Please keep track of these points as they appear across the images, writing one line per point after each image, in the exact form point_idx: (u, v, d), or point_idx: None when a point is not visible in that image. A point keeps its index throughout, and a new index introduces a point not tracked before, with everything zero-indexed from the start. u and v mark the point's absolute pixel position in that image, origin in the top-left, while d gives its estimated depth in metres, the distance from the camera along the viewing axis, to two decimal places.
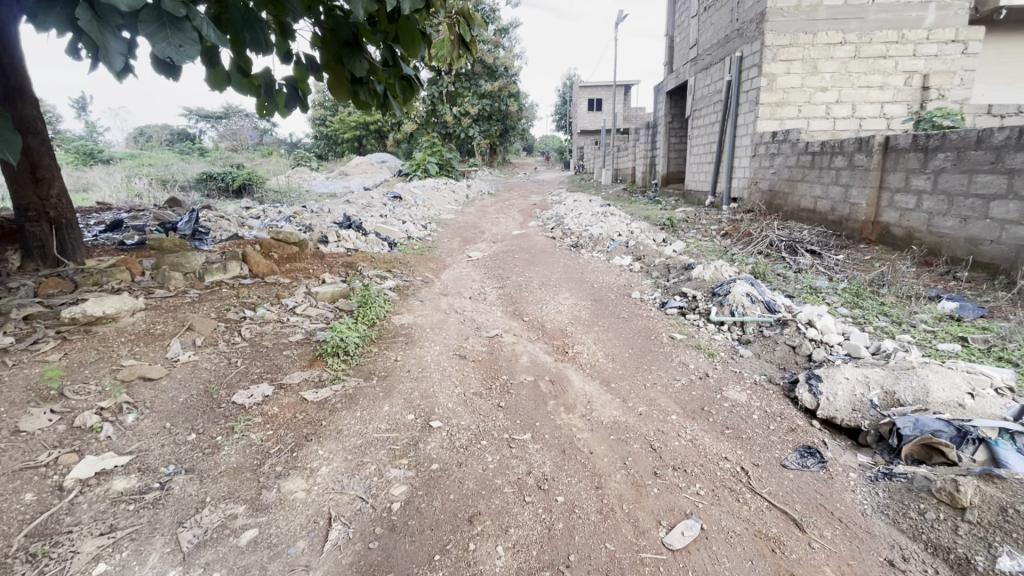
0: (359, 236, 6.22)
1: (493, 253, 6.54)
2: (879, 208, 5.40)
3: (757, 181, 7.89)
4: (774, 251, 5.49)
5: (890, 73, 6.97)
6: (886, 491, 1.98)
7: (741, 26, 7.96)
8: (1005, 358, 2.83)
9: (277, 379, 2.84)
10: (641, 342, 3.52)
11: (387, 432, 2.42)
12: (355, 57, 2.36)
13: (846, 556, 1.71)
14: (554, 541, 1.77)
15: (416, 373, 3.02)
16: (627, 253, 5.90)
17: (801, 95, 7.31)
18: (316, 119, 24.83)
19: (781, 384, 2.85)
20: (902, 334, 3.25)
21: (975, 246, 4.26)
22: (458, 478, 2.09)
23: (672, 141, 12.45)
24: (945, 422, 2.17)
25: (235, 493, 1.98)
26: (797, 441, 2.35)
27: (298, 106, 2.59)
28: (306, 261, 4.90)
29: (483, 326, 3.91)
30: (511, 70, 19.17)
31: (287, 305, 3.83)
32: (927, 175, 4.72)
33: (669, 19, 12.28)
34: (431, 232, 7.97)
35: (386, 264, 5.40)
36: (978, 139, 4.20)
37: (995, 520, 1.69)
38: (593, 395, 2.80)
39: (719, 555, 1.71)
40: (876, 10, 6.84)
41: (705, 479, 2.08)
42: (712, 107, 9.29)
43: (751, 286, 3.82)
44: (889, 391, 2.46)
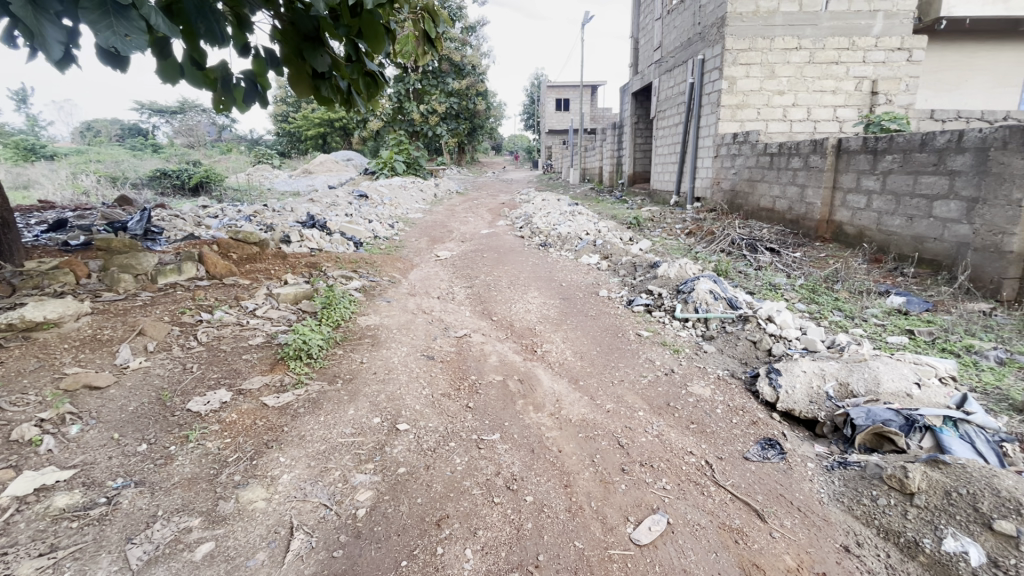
0: (323, 236, 6.07)
1: (461, 253, 6.47)
2: (832, 207, 5.64)
3: (719, 181, 8.11)
4: (735, 250, 5.65)
5: (842, 78, 7.28)
6: (841, 479, 2.06)
7: (703, 29, 8.14)
8: (948, 350, 3.00)
9: (236, 384, 2.73)
10: (609, 340, 3.56)
11: (352, 436, 2.37)
12: (316, 52, 2.29)
13: (804, 544, 1.77)
14: (523, 541, 1.76)
15: (382, 376, 2.96)
16: (595, 252, 5.96)
17: (760, 98, 7.56)
18: (279, 116, 24.12)
19: (742, 378, 2.93)
20: (854, 328, 3.40)
21: (920, 243, 4.49)
22: (426, 482, 2.06)
23: (638, 142, 12.67)
24: (895, 411, 2.27)
25: (190, 506, 1.89)
26: (758, 433, 2.42)
27: (257, 102, 2.45)
28: (267, 261, 4.74)
29: (451, 326, 3.87)
30: (478, 69, 19.07)
31: (247, 307, 3.69)
32: (877, 175, 4.96)
33: (634, 21, 12.45)
34: (399, 232, 7.86)
35: (352, 264, 5.28)
36: (922, 141, 4.41)
37: (940, 504, 1.77)
38: (561, 394, 2.81)
39: (684, 548, 1.74)
40: (829, 18, 7.13)
41: (671, 474, 2.12)
42: (676, 108, 9.50)
43: (713, 284, 3.92)
44: (844, 383, 2.55)
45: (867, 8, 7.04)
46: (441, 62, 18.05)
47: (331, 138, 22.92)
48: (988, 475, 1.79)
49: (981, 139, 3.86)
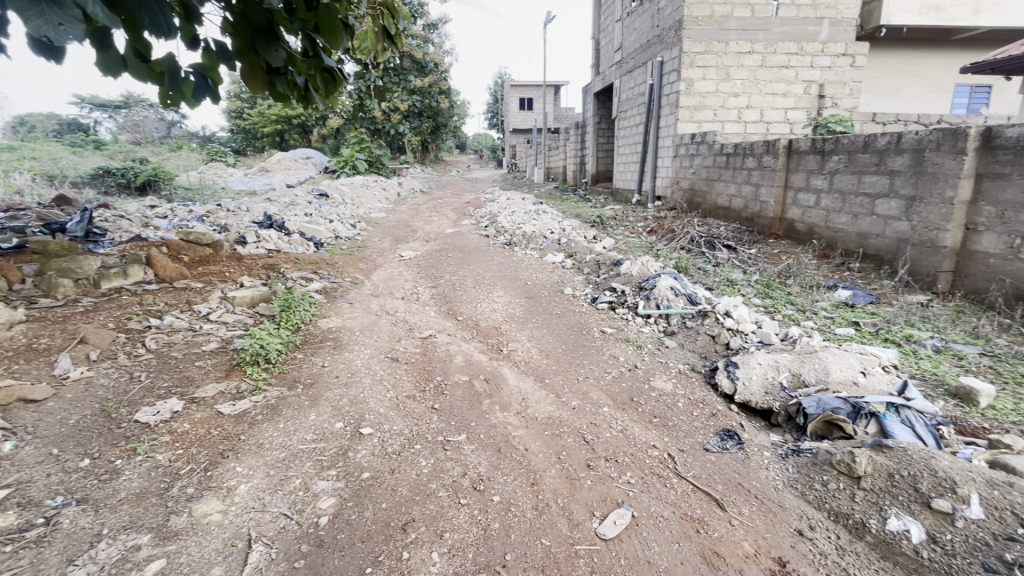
0: (282, 237, 5.88)
1: (425, 253, 6.39)
2: (784, 205, 5.89)
3: (678, 181, 8.32)
4: (695, 247, 5.82)
5: (791, 82, 7.61)
6: (795, 467, 2.14)
7: (661, 32, 8.34)
8: (891, 340, 3.17)
9: (188, 393, 2.61)
10: (574, 337, 3.60)
11: (314, 442, 2.30)
12: (270, 46, 2.18)
13: (761, 530, 1.83)
14: (489, 542, 1.75)
15: (345, 379, 2.89)
16: (559, 250, 6.01)
17: (716, 100, 7.80)
18: (233, 112, 23.21)
19: (702, 372, 3.02)
20: (806, 321, 3.55)
21: (865, 239, 4.73)
22: (391, 486, 2.02)
23: (601, 142, 12.86)
24: (843, 399, 2.38)
25: (139, 522, 1.79)
26: (717, 425, 2.49)
27: (208, 97, 2.26)
28: (221, 263, 4.56)
29: (416, 326, 3.83)
30: (440, 67, 18.90)
31: (200, 312, 3.53)
32: (825, 175, 5.21)
33: (595, 22, 12.62)
34: (361, 232, 7.69)
35: (312, 265, 5.14)
36: (865, 143, 4.65)
37: (885, 486, 1.87)
38: (527, 392, 2.82)
39: (649, 540, 1.77)
40: (779, 23, 7.44)
41: (635, 468, 2.16)
42: (637, 109, 9.69)
43: (674, 280, 4.02)
44: (796, 373, 2.66)
45: (813, 15, 7.38)
46: (403, 59, 17.78)
47: (289, 136, 22.25)
48: (926, 456, 1.90)
49: (918, 141, 4.10)
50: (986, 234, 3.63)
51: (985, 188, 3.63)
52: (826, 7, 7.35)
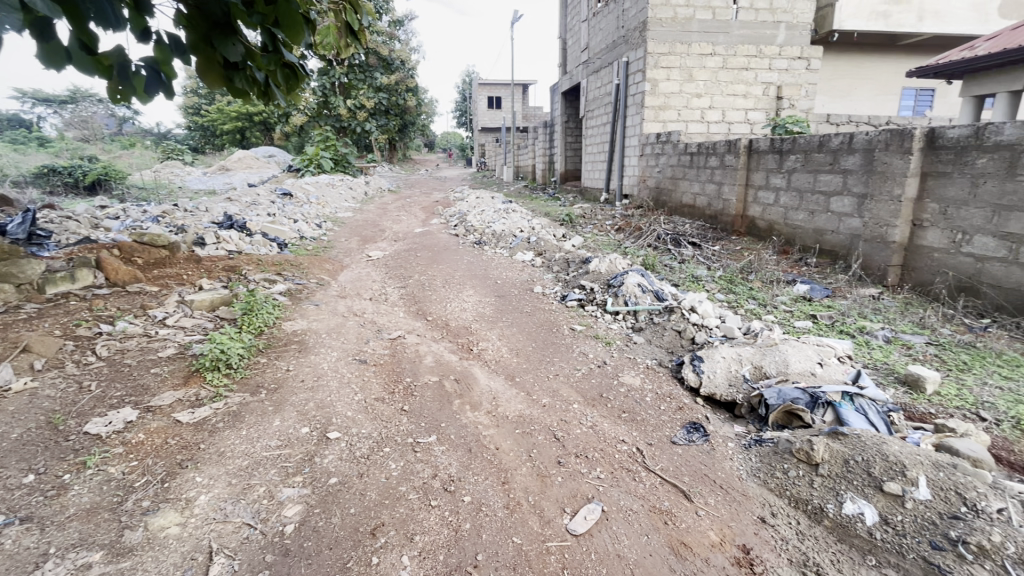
0: (243, 237, 5.69)
1: (394, 253, 6.30)
2: (746, 203, 6.07)
3: (645, 179, 8.47)
4: (661, 245, 5.93)
5: (751, 83, 7.85)
6: (758, 456, 2.21)
7: (626, 33, 8.45)
8: (845, 331, 3.32)
9: (143, 402, 2.49)
10: (544, 335, 3.61)
11: (278, 449, 2.24)
12: (226, 40, 2.08)
13: (726, 519, 1.88)
14: (460, 542, 1.74)
15: (311, 383, 2.82)
16: (529, 249, 6.03)
17: (680, 100, 7.98)
18: (190, 108, 22.34)
19: (669, 366, 3.08)
20: (766, 314, 3.68)
21: (821, 235, 4.92)
22: (359, 490, 1.98)
23: (569, 141, 12.97)
24: (801, 390, 2.47)
25: (90, 539, 1.70)
26: (684, 418, 2.55)
27: (162, 92, 2.10)
28: (178, 266, 4.37)
29: (384, 327, 3.77)
30: (407, 64, 18.66)
31: (155, 317, 3.38)
32: (783, 173, 5.40)
33: (561, 22, 12.71)
34: (327, 232, 7.53)
35: (276, 266, 5.00)
36: (820, 143, 4.84)
37: (841, 471, 1.95)
38: (498, 391, 2.82)
39: (618, 534, 1.80)
40: (739, 27, 7.66)
41: (604, 463, 2.18)
42: (604, 108, 9.81)
43: (641, 277, 4.09)
44: (758, 366, 2.75)
45: (771, 19, 7.64)
46: (368, 55, 17.49)
47: (250, 133, 21.57)
48: (878, 442, 1.99)
49: (869, 141, 4.29)
50: (931, 230, 3.84)
51: (929, 186, 3.83)
52: (782, 11, 7.63)
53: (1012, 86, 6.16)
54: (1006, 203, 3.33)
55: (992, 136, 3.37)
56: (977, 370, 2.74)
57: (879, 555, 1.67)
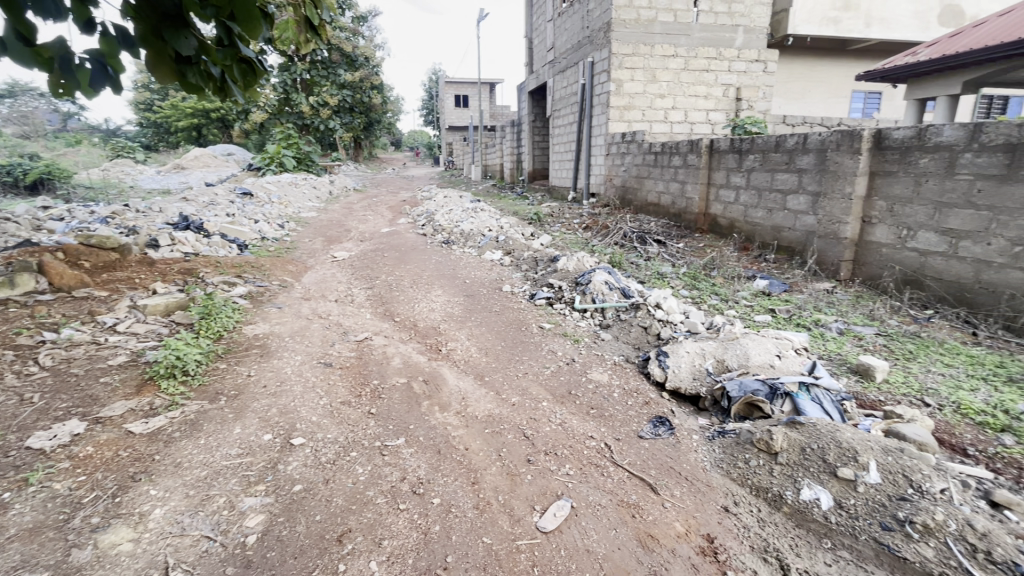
0: (200, 239, 5.47)
1: (360, 253, 6.20)
2: (708, 201, 6.23)
3: (611, 178, 8.58)
4: (628, 242, 6.03)
5: (712, 85, 8.09)
6: (721, 447, 2.27)
7: (591, 33, 8.54)
8: (802, 324, 3.45)
9: (91, 414, 2.37)
10: (513, 334, 3.62)
11: (239, 458, 2.16)
12: (178, 33, 2.00)
13: (691, 510, 1.93)
14: (430, 545, 1.72)
15: (274, 389, 2.74)
16: (497, 248, 6.02)
17: (644, 100, 8.12)
18: (142, 104, 21.31)
19: (636, 362, 3.13)
20: (728, 309, 3.79)
21: (778, 232, 5.10)
22: (325, 496, 1.94)
23: (536, 140, 13.02)
24: (762, 381, 2.56)
25: (32, 561, 1.60)
26: (651, 413, 2.60)
27: (109, 88, 1.98)
28: (129, 269, 4.17)
29: (350, 329, 3.69)
30: (371, 61, 18.35)
31: (105, 323, 3.22)
32: (743, 172, 5.57)
33: (527, 21, 12.75)
34: (290, 233, 7.32)
35: (235, 268, 4.84)
36: (776, 143, 5.01)
37: (799, 459, 2.03)
38: (467, 391, 2.80)
39: (587, 529, 1.82)
40: (699, 29, 7.87)
41: (573, 459, 2.20)
42: (570, 108, 9.89)
43: (608, 275, 4.15)
44: (720, 359, 2.83)
45: (730, 23, 7.89)
46: (332, 51, 17.09)
47: (207, 130, 20.78)
48: (833, 429, 2.08)
49: (822, 142, 4.47)
50: (879, 226, 4.03)
51: (877, 184, 4.03)
52: (740, 15, 7.90)
53: (950, 91, 6.59)
54: (946, 201, 3.53)
55: (933, 137, 3.57)
56: (922, 358, 2.90)
57: (835, 538, 1.75)
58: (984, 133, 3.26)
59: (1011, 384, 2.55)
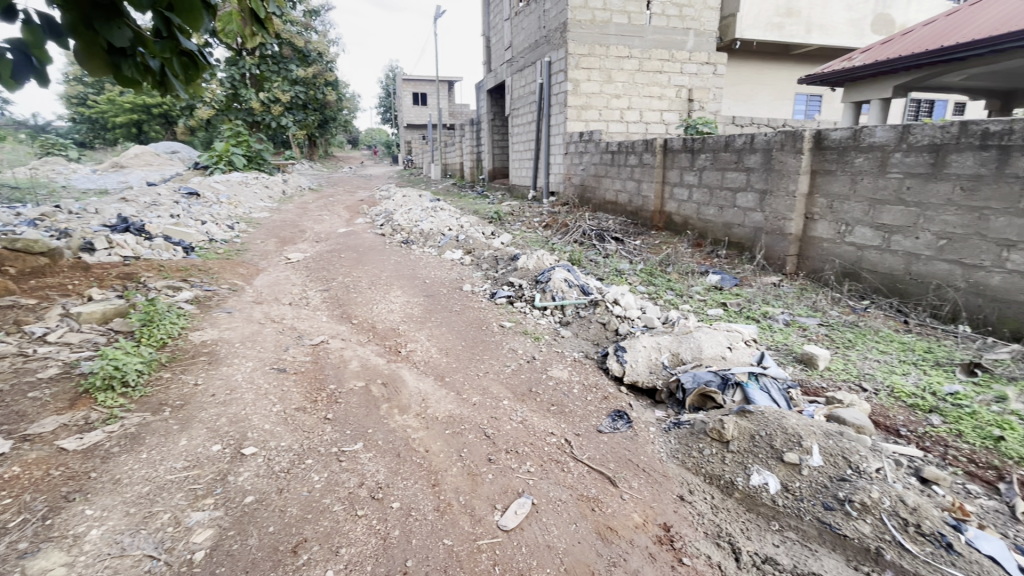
0: (140, 242, 5.17)
1: (316, 254, 6.03)
2: (663, 199, 6.40)
3: (570, 177, 8.67)
4: (587, 240, 6.12)
5: (665, 86, 8.32)
6: (676, 438, 2.34)
7: (548, 33, 8.59)
8: (751, 317, 3.59)
9: (18, 431, 2.19)
10: (473, 334, 3.60)
11: (185, 471, 2.06)
12: (110, 23, 1.87)
13: (649, 500, 1.98)
14: (390, 550, 1.69)
15: (223, 397, 2.62)
16: (458, 248, 5.98)
17: (600, 100, 8.26)
18: (75, 98, 19.94)
19: (595, 358, 3.18)
20: (683, 304, 3.91)
21: (729, 228, 5.29)
22: (279, 507, 1.87)
23: (495, 139, 13.02)
24: (714, 373, 2.65)
25: None
26: (609, 407, 2.65)
27: (34, 79, 1.86)
28: (61, 274, 3.90)
29: (305, 333, 3.58)
30: (325, 57, 17.84)
31: (33, 333, 2.99)
32: (695, 171, 5.75)
33: (484, 20, 12.73)
34: (240, 234, 7.03)
35: (180, 272, 4.60)
36: (725, 143, 5.20)
37: (748, 446, 2.11)
38: (427, 392, 2.77)
39: (548, 525, 1.83)
40: (652, 32, 8.07)
41: (534, 457, 2.21)
42: (528, 107, 9.94)
43: (567, 273, 4.20)
44: (675, 353, 2.91)
45: (681, 25, 8.14)
46: (283, 46, 16.48)
47: (148, 127, 19.67)
48: (779, 416, 2.18)
49: (767, 142, 4.67)
50: (820, 222, 4.26)
51: (818, 183, 4.24)
52: (690, 19, 8.16)
53: (882, 95, 7.03)
54: (879, 198, 3.76)
55: (867, 138, 3.80)
56: (860, 346, 3.08)
57: (782, 520, 1.83)
58: (912, 134, 3.49)
59: (937, 368, 2.75)
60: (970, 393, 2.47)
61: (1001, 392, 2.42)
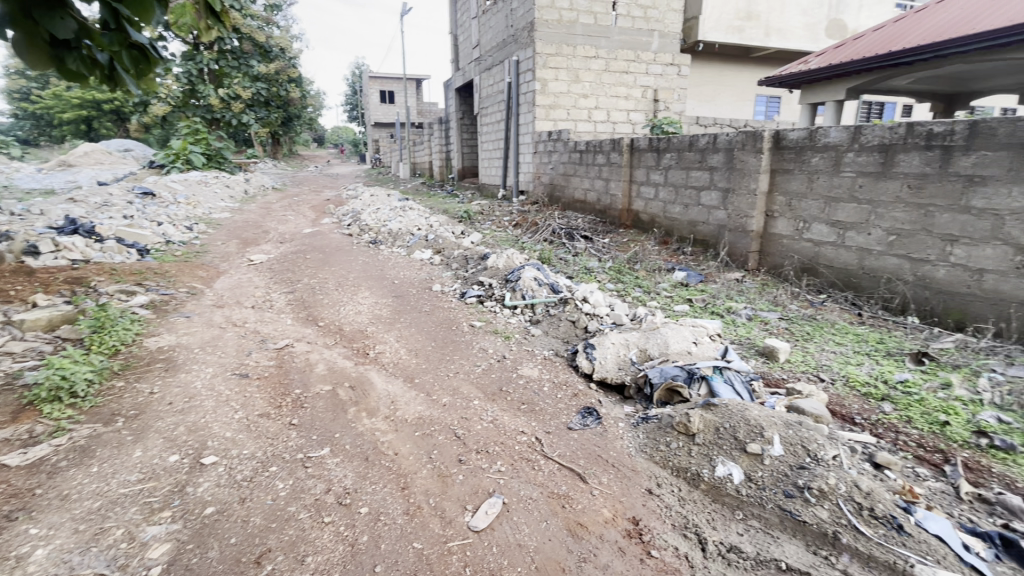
0: (91, 244, 4.93)
1: (280, 255, 5.87)
2: (630, 198, 6.50)
3: (539, 176, 8.70)
4: (556, 239, 6.15)
5: (631, 86, 8.45)
6: (644, 433, 2.38)
7: (515, 32, 8.60)
8: (716, 312, 3.68)
9: None
10: (443, 334, 3.57)
11: (140, 483, 1.97)
12: (52, 13, 1.76)
13: (618, 495, 2.00)
14: (358, 557, 1.66)
15: (181, 406, 2.52)
16: (427, 247, 5.92)
17: (568, 100, 8.32)
18: (16, 93, 18.85)
19: (565, 355, 3.21)
20: (650, 301, 3.97)
21: (694, 226, 5.41)
22: (241, 517, 1.81)
23: (464, 138, 12.97)
24: (680, 367, 2.71)
25: None
26: (579, 404, 2.67)
27: None
28: (2, 280, 3.67)
29: (269, 337, 3.48)
30: (288, 53, 17.38)
31: None
32: (661, 170, 5.86)
33: (451, 18, 12.65)
34: (199, 235, 6.78)
35: (135, 276, 4.40)
36: (689, 143, 5.31)
37: (713, 438, 2.16)
38: (396, 394, 2.73)
39: (519, 523, 1.83)
40: (618, 32, 8.18)
41: (504, 456, 2.21)
42: (497, 105, 9.93)
43: (537, 271, 4.21)
44: (643, 349, 2.96)
45: (646, 26, 8.28)
46: (243, 41, 15.96)
47: (99, 124, 18.77)
48: (742, 408, 2.24)
49: (729, 142, 4.80)
50: (780, 220, 4.40)
51: (777, 181, 4.39)
52: (655, 20, 8.30)
53: (836, 96, 7.31)
54: (835, 196, 3.91)
55: (822, 138, 3.94)
56: (817, 338, 3.20)
57: (745, 509, 1.89)
58: (863, 135, 3.65)
59: (889, 357, 2.88)
60: (918, 380, 2.60)
61: (947, 379, 2.56)
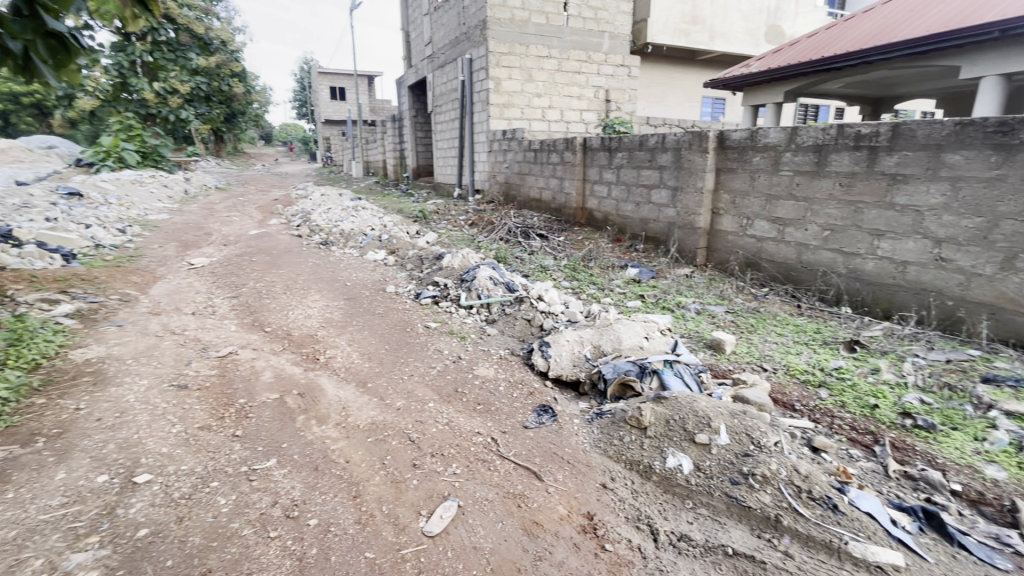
0: (7, 250, 4.54)
1: (223, 258, 5.59)
2: (584, 196, 6.59)
3: (494, 175, 8.69)
4: (512, 238, 6.15)
5: (583, 86, 8.58)
6: (599, 428, 2.41)
7: (468, 30, 8.54)
8: (667, 307, 3.79)
9: None
10: (397, 336, 3.50)
11: (64, 507, 1.82)
12: None
13: (573, 491, 2.02)
14: (306, 571, 1.60)
15: (111, 421, 2.35)
16: (381, 248, 5.79)
17: (522, 99, 8.35)
18: None
19: (521, 354, 3.21)
20: (604, 297, 4.04)
21: (645, 224, 5.54)
22: (179, 537, 1.71)
23: (419, 136, 12.78)
24: (633, 362, 2.76)
25: None
26: (535, 403, 2.68)
27: None
28: None
29: (211, 344, 3.31)
30: (229, 46, 16.57)
31: None
32: (613, 169, 5.97)
33: (403, 14, 12.43)
34: (134, 238, 6.37)
35: (59, 283, 4.08)
36: (639, 142, 5.44)
37: (664, 431, 2.22)
38: (348, 400, 2.65)
39: (474, 526, 1.81)
40: (570, 33, 8.28)
41: (460, 458, 2.19)
42: (451, 104, 9.85)
43: (492, 270, 4.20)
44: (597, 345, 3.01)
45: (597, 28, 8.42)
46: (179, 32, 15.11)
47: (17, 118, 17.30)
48: (691, 400, 2.31)
49: (677, 142, 4.95)
50: (725, 217, 4.58)
51: (722, 180, 4.56)
52: (605, 22, 8.46)
53: (775, 99, 7.68)
54: (774, 193, 4.10)
55: (762, 138, 4.13)
56: (760, 330, 3.34)
57: (694, 498, 1.94)
58: (799, 136, 3.84)
59: (825, 346, 3.05)
60: (851, 366, 2.77)
61: (875, 365, 2.74)
